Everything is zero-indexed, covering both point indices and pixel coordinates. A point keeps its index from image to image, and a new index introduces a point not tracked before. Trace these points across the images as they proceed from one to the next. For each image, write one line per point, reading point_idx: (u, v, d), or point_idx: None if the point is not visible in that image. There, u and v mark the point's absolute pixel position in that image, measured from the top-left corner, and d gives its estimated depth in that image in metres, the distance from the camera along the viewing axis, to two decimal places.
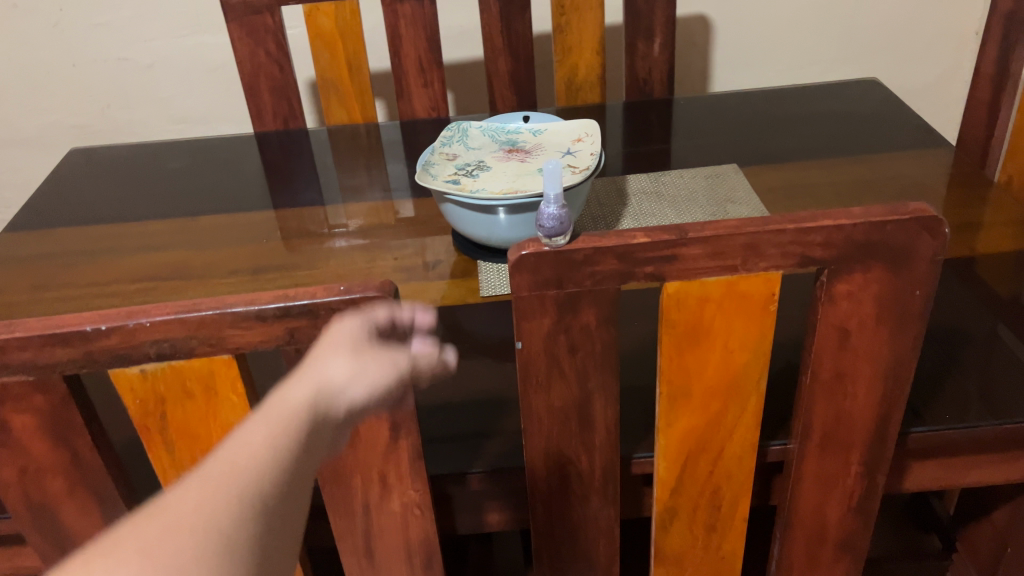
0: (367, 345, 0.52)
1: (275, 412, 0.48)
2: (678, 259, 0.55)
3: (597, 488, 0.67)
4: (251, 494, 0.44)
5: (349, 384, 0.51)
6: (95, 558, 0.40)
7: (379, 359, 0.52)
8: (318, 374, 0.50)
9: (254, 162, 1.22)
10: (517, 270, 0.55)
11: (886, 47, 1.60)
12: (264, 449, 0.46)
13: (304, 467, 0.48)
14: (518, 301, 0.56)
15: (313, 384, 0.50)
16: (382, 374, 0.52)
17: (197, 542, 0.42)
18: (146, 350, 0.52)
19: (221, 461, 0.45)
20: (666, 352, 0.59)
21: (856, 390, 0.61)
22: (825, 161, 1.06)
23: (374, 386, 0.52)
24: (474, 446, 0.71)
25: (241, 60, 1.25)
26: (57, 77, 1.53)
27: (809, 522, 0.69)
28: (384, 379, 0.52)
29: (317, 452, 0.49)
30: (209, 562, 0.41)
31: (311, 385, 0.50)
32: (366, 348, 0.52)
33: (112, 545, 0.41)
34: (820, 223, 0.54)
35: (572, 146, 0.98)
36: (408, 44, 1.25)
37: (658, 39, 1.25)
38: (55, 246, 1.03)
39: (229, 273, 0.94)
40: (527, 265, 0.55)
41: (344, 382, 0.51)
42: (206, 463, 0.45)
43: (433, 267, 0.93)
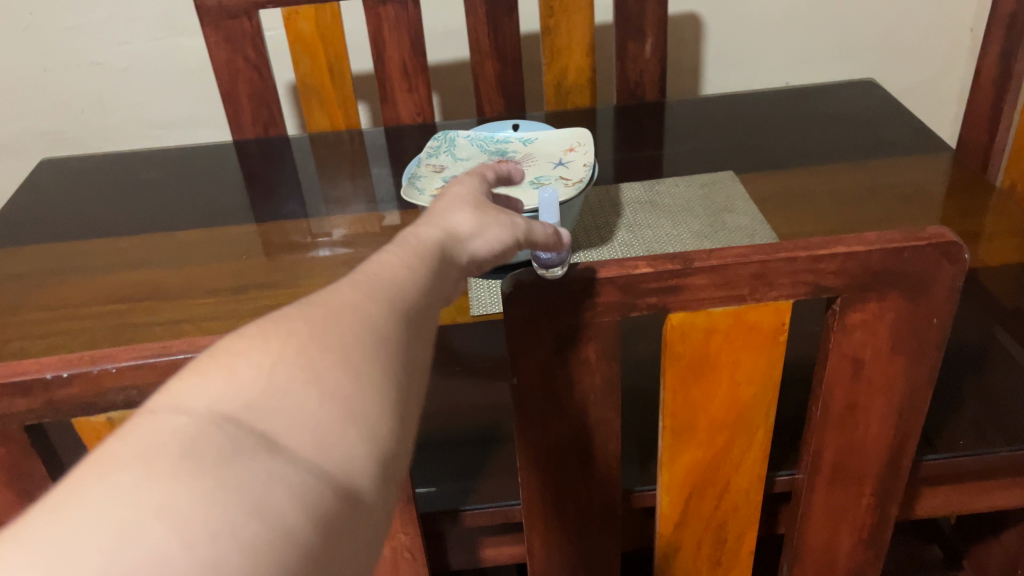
0: (488, 211, 0.53)
1: (410, 239, 0.48)
2: (683, 289, 0.51)
3: (596, 523, 0.64)
4: (402, 295, 0.42)
5: (473, 228, 0.51)
6: (267, 327, 0.38)
7: (501, 221, 0.53)
8: (445, 219, 0.51)
9: (233, 172, 1.18)
10: (512, 303, 0.51)
11: (879, 45, 1.57)
12: (405, 263, 0.45)
13: (440, 280, 0.46)
14: (513, 336, 0.53)
15: (441, 224, 0.50)
16: (504, 229, 0.52)
17: (354, 327, 0.38)
18: (113, 397, 0.48)
19: (368, 269, 0.43)
20: (670, 386, 0.55)
21: (869, 421, 0.58)
22: (824, 167, 1.03)
23: (498, 237, 0.52)
24: (467, 480, 0.68)
25: (219, 66, 1.20)
26: (28, 82, 1.48)
27: (818, 553, 0.67)
28: (505, 235, 0.52)
29: (449, 268, 0.48)
30: (368, 347, 0.38)
31: (440, 224, 0.50)
32: (487, 213, 0.53)
33: (281, 319, 0.38)
34: (833, 251, 0.51)
35: (565, 156, 0.94)
36: (391, 48, 1.21)
37: (650, 41, 1.22)
38: (25, 265, 0.99)
39: (207, 291, 0.90)
40: (522, 299, 0.51)
41: (470, 228, 0.51)
42: (355, 270, 0.43)
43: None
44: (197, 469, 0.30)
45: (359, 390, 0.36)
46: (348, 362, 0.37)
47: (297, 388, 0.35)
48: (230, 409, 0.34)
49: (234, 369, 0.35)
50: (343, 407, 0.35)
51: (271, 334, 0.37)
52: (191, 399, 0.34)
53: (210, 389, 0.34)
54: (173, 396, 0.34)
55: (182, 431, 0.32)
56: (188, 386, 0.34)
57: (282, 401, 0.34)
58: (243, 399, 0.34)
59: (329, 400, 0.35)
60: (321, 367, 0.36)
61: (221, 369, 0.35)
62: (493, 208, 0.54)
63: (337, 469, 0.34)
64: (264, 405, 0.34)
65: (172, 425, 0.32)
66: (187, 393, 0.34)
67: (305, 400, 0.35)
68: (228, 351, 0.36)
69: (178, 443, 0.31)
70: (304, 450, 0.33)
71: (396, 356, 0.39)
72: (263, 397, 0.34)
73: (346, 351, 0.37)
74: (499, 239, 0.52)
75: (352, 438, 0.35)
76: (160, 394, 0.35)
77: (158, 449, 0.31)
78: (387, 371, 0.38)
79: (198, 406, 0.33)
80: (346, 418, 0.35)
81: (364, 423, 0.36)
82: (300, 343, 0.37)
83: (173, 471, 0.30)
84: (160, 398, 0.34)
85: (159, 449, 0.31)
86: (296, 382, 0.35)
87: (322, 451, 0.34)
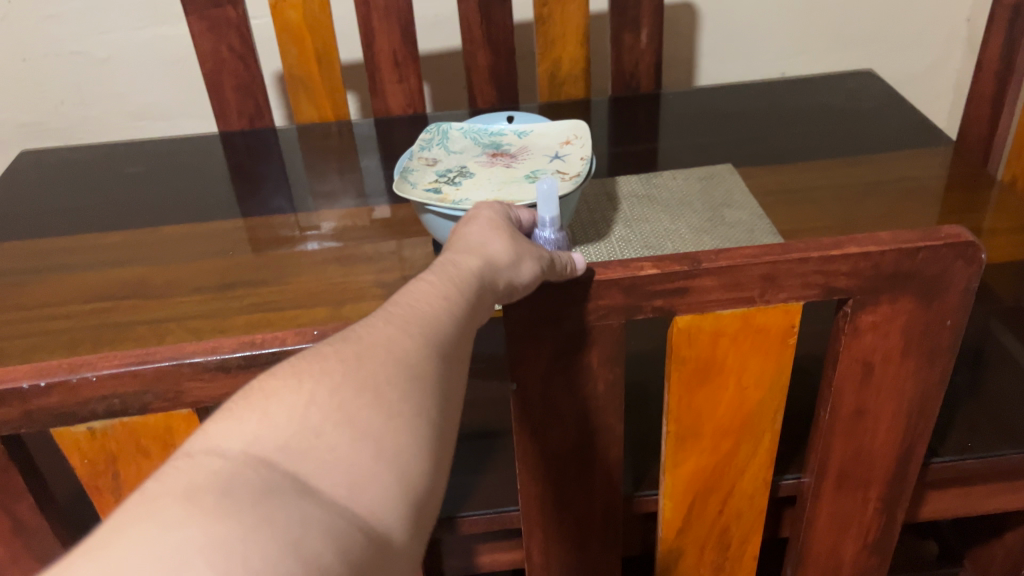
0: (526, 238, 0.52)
1: (450, 266, 0.47)
2: (690, 291, 0.49)
3: (597, 531, 0.62)
4: (439, 327, 0.42)
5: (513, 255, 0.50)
6: (301, 364, 0.39)
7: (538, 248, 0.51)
8: (485, 245, 0.49)
9: (218, 164, 1.15)
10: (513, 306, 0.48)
11: (875, 35, 1.55)
12: (445, 294, 0.44)
13: (476, 310, 0.46)
14: (512, 341, 0.51)
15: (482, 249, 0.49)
16: (541, 256, 0.51)
17: (385, 367, 0.39)
18: (93, 407, 0.46)
19: (403, 299, 0.43)
20: (674, 391, 0.53)
21: (878, 426, 0.57)
22: (824, 161, 1.02)
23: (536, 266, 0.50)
24: (463, 485, 0.66)
25: (203, 55, 1.17)
26: (5, 72, 1.44)
27: (823, 559, 0.65)
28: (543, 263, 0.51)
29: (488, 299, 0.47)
30: (401, 384, 0.39)
31: (480, 250, 0.49)
32: (524, 238, 0.52)
33: (315, 355, 0.39)
34: (846, 251, 0.49)
35: (560, 150, 0.92)
36: (381, 37, 1.18)
37: (645, 30, 1.20)
38: (4, 262, 0.96)
39: (193, 289, 0.88)
40: (522, 301, 0.49)
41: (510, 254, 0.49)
42: (390, 300, 0.44)
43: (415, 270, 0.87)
44: (237, 510, 0.31)
45: (390, 429, 0.37)
46: (381, 400, 0.38)
47: (330, 431, 0.36)
48: (265, 451, 0.35)
49: (269, 409, 0.36)
50: (374, 447, 0.36)
51: (307, 372, 0.38)
52: (227, 441, 0.35)
53: (246, 429, 0.35)
54: (210, 435, 0.35)
55: (220, 473, 0.33)
56: (225, 425, 0.35)
57: (316, 443, 0.35)
58: (278, 440, 0.35)
59: (360, 441, 0.36)
60: (354, 407, 0.37)
61: (259, 408, 0.36)
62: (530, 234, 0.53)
63: (366, 512, 0.35)
64: (297, 447, 0.35)
65: (210, 467, 0.33)
66: (223, 433, 0.35)
67: (338, 442, 0.36)
68: (263, 389, 0.37)
69: (217, 484, 0.32)
70: (336, 494, 0.34)
71: (429, 393, 0.39)
72: (298, 437, 0.35)
73: (380, 389, 0.38)
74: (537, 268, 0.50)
75: (384, 479, 0.36)
76: (196, 432, 0.36)
77: (200, 488, 0.32)
78: (419, 409, 0.39)
79: (235, 448, 0.34)
80: (376, 460, 0.36)
81: (394, 463, 0.37)
82: (334, 382, 0.38)
83: (213, 512, 0.31)
84: (197, 437, 0.35)
85: (199, 490, 0.32)
86: (329, 424, 0.36)
87: (353, 494, 0.35)
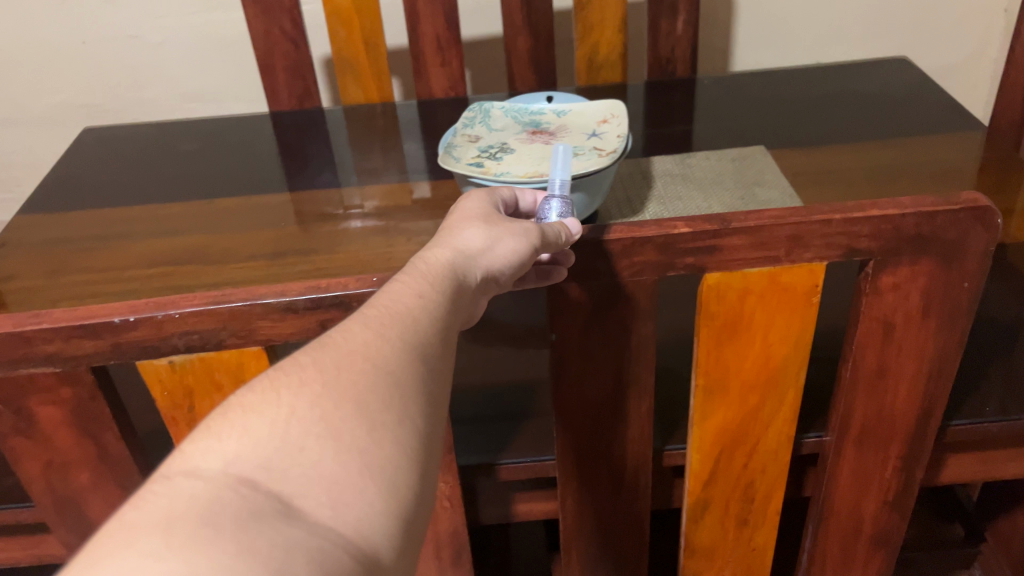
0: (502, 225, 0.52)
1: (421, 265, 0.48)
2: (720, 250, 0.53)
3: (627, 482, 0.65)
4: (415, 331, 0.43)
5: (484, 247, 0.50)
6: (279, 379, 0.40)
7: (515, 231, 0.51)
8: (454, 241, 0.50)
9: (268, 143, 1.20)
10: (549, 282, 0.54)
11: (912, 25, 1.56)
12: (418, 294, 0.45)
13: (455, 300, 0.48)
14: (554, 294, 0.55)
15: (450, 246, 0.50)
16: (517, 241, 0.51)
17: (368, 376, 0.40)
18: (175, 341, 0.51)
19: (380, 304, 0.45)
20: (704, 345, 0.57)
21: (898, 385, 0.60)
22: (855, 144, 1.04)
23: (510, 253, 0.51)
24: (502, 436, 0.72)
25: (256, 38, 1.22)
26: (67, 55, 1.51)
27: (844, 517, 0.68)
28: (521, 248, 0.51)
29: (457, 294, 0.48)
30: (382, 395, 0.40)
31: (449, 248, 0.50)
32: (499, 225, 0.52)
33: (293, 368, 0.40)
34: (868, 214, 0.52)
35: (598, 128, 0.96)
36: (426, 22, 1.23)
37: (682, 17, 1.23)
38: (70, 230, 1.02)
39: (246, 257, 0.93)
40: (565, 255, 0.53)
41: (479, 247, 0.50)
42: (366, 306, 0.45)
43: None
44: (217, 536, 0.32)
45: (374, 441, 0.38)
46: (362, 411, 0.39)
47: (313, 444, 0.37)
48: (244, 471, 0.36)
49: (248, 427, 0.37)
50: (358, 461, 0.37)
51: (285, 386, 0.39)
52: (206, 462, 0.36)
53: (225, 448, 0.36)
54: (188, 458, 0.36)
55: (199, 497, 0.34)
56: (204, 446, 0.37)
57: (298, 457, 0.37)
58: (258, 459, 0.36)
59: (344, 455, 0.37)
60: (334, 420, 0.38)
61: (236, 428, 0.37)
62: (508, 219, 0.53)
63: (352, 529, 0.36)
64: (278, 465, 0.36)
65: (190, 490, 0.34)
66: (202, 455, 0.36)
67: (319, 457, 0.37)
68: (241, 406, 0.38)
69: (196, 509, 0.33)
70: (320, 513, 0.35)
71: (411, 403, 0.41)
72: (278, 455, 0.36)
73: (360, 400, 0.39)
74: (512, 255, 0.51)
75: (369, 494, 0.37)
76: (175, 456, 0.37)
77: (179, 516, 0.33)
78: (401, 418, 0.40)
79: (214, 469, 0.35)
80: (361, 475, 0.37)
81: (380, 476, 0.38)
82: (312, 396, 0.39)
83: (193, 540, 0.32)
84: (176, 460, 0.36)
85: (179, 516, 0.33)
86: (310, 438, 0.37)
87: (337, 513, 0.36)
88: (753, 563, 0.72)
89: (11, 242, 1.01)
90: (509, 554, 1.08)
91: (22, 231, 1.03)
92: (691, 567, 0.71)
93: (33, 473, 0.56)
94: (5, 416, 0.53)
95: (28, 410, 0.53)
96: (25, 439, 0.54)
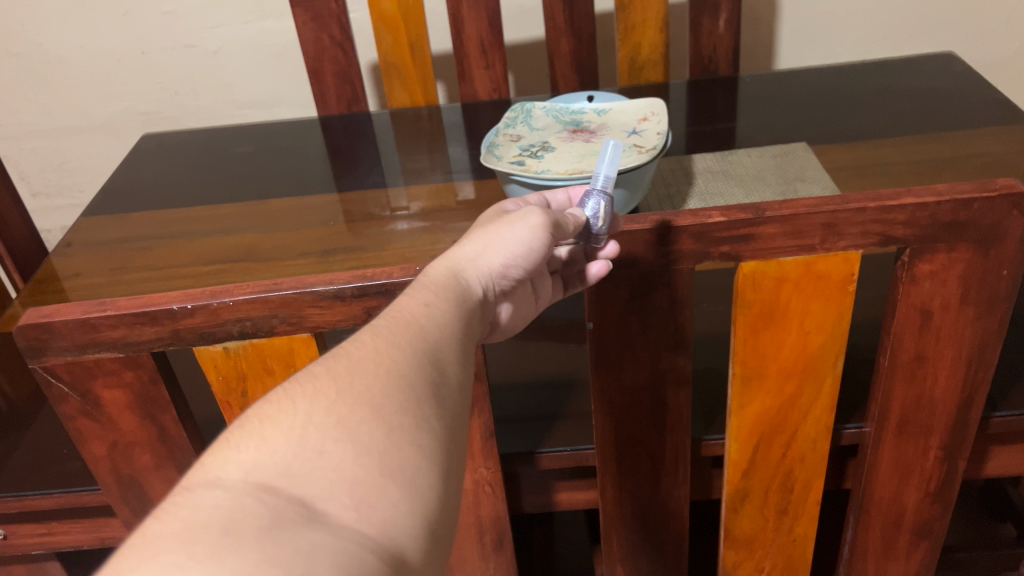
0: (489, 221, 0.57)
1: (425, 277, 0.52)
2: (755, 238, 0.54)
3: (667, 469, 0.66)
4: (423, 338, 0.46)
5: (484, 247, 0.55)
6: (294, 389, 0.42)
7: (511, 225, 0.56)
8: (451, 248, 0.55)
9: (318, 146, 1.24)
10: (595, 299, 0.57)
11: (962, 20, 1.54)
12: (424, 303, 0.49)
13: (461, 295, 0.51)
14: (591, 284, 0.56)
15: (452, 253, 0.55)
16: (516, 233, 0.55)
17: (381, 381, 0.42)
18: (230, 328, 0.54)
19: (389, 316, 0.47)
20: (741, 333, 0.58)
21: (937, 373, 0.60)
22: (900, 139, 1.03)
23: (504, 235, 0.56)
24: (544, 428, 0.74)
25: (306, 44, 1.26)
26: (127, 65, 1.57)
27: (886, 508, 0.68)
28: (522, 238, 0.55)
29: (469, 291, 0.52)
30: (397, 398, 0.42)
31: (448, 256, 0.55)
32: (493, 225, 0.57)
33: (307, 379, 0.42)
34: (903, 202, 0.52)
35: (638, 126, 0.97)
36: (470, 25, 1.25)
37: (724, 16, 1.23)
38: (130, 230, 1.07)
39: (296, 255, 0.96)
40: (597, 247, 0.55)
41: (478, 249, 0.55)
42: (376, 317, 0.47)
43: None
44: (240, 545, 0.34)
45: (392, 442, 0.40)
46: (378, 414, 0.41)
47: (331, 448, 0.39)
48: (264, 478, 0.37)
49: (266, 436, 0.39)
50: (377, 462, 0.39)
51: (301, 395, 0.41)
52: (226, 472, 0.38)
53: (244, 458, 0.38)
54: (208, 471, 0.38)
55: (221, 506, 0.36)
56: (224, 457, 0.38)
57: (317, 462, 0.38)
58: (277, 466, 0.38)
59: (362, 456, 0.39)
60: (350, 424, 0.40)
61: (254, 437, 0.39)
62: (503, 218, 0.57)
63: (377, 530, 0.37)
64: (298, 470, 0.38)
65: (212, 500, 0.36)
66: (222, 466, 0.38)
67: (338, 460, 0.39)
68: (258, 418, 0.40)
69: (219, 519, 0.35)
70: (344, 515, 0.37)
71: (425, 406, 0.43)
72: (297, 460, 0.38)
73: (374, 404, 0.41)
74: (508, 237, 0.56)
75: (391, 497, 0.39)
76: (196, 469, 0.39)
77: (201, 528, 0.34)
78: (418, 421, 0.42)
79: (234, 478, 0.37)
80: (381, 475, 0.39)
81: (400, 476, 0.39)
82: (327, 403, 0.41)
83: (215, 549, 0.33)
84: (196, 473, 0.38)
85: (202, 527, 0.34)
86: (328, 442, 0.39)
87: (361, 514, 0.37)
88: (794, 554, 0.72)
89: (75, 242, 1.06)
90: (552, 548, 1.09)
91: (85, 232, 1.08)
92: (730, 559, 0.72)
93: (98, 454, 0.60)
94: (72, 399, 0.56)
95: (94, 393, 0.56)
96: (91, 422, 0.58)
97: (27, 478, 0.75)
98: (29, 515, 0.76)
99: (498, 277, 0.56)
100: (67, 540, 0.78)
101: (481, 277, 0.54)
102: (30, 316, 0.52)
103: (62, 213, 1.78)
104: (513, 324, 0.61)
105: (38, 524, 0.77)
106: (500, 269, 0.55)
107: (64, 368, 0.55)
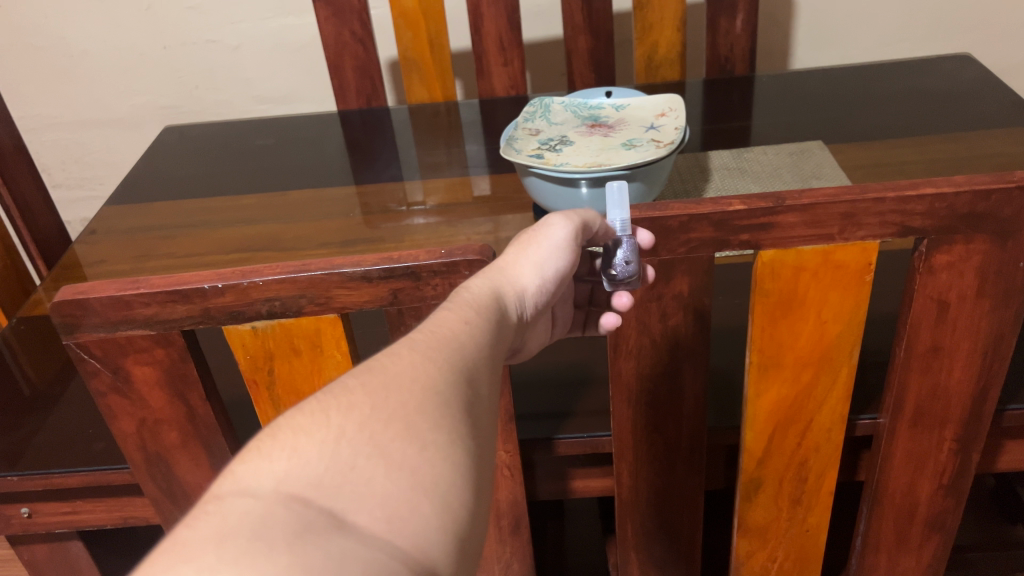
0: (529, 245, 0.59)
1: (463, 293, 0.53)
2: (775, 227, 0.55)
3: (683, 458, 0.67)
4: (459, 356, 0.48)
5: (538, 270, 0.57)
6: (330, 401, 0.43)
7: (550, 254, 0.58)
8: (497, 268, 0.56)
9: (337, 140, 1.25)
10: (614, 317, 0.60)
11: (980, 24, 1.54)
12: (465, 320, 0.50)
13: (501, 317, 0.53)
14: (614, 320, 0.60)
15: (506, 265, 0.57)
16: None
17: (415, 398, 0.44)
18: (259, 308, 0.55)
19: (427, 332, 0.49)
20: (758, 322, 0.59)
21: (953, 365, 0.61)
22: (916, 138, 1.04)
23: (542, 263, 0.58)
24: (560, 418, 0.75)
25: (327, 39, 1.28)
26: (148, 58, 1.59)
27: (898, 500, 0.69)
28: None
29: (513, 318, 0.54)
30: (431, 414, 0.43)
31: (493, 275, 0.55)
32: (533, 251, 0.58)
33: (342, 391, 0.43)
34: (921, 192, 0.53)
35: (655, 121, 0.99)
36: (489, 21, 1.27)
37: (741, 16, 1.24)
38: (152, 219, 1.08)
39: (316, 246, 0.97)
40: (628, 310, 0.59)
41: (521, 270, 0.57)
42: (415, 331, 0.49)
43: (502, 244, 0.93)
44: (271, 550, 0.35)
45: (424, 459, 0.41)
46: (410, 431, 0.42)
47: (363, 463, 0.40)
48: (296, 488, 0.38)
49: (298, 447, 0.40)
50: (409, 478, 0.40)
51: (336, 407, 0.42)
52: (257, 481, 0.39)
53: (277, 468, 0.39)
54: (239, 478, 0.39)
55: (252, 513, 0.37)
56: (255, 466, 0.39)
57: (349, 475, 0.39)
58: (308, 478, 0.39)
59: (395, 472, 0.40)
60: (383, 440, 0.41)
61: (287, 448, 0.40)
62: (543, 243, 0.59)
63: (408, 542, 0.38)
64: (330, 483, 0.39)
65: (244, 508, 0.37)
66: (254, 474, 0.39)
67: (370, 475, 0.40)
68: (290, 427, 0.41)
69: (249, 526, 0.36)
70: (374, 526, 0.38)
71: (457, 423, 0.44)
72: (330, 473, 0.39)
73: (407, 420, 0.42)
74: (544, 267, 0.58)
75: (422, 511, 0.40)
76: (225, 476, 0.39)
77: (232, 533, 0.36)
78: (452, 437, 0.43)
79: (265, 487, 0.38)
80: (412, 491, 0.40)
81: (432, 492, 0.40)
82: (360, 418, 0.42)
83: (246, 554, 0.35)
84: (227, 481, 0.39)
85: (232, 533, 0.36)
86: (360, 457, 0.40)
87: (392, 526, 0.38)
88: (807, 545, 0.73)
89: (99, 230, 1.07)
90: (562, 541, 1.10)
91: (108, 220, 1.09)
92: (743, 548, 0.73)
93: (127, 431, 0.61)
94: (104, 374, 0.58)
95: (125, 369, 0.57)
96: (121, 398, 0.59)
97: (53, 456, 0.77)
98: (53, 493, 0.78)
99: (534, 301, 0.57)
100: (92, 518, 0.80)
101: (520, 296, 0.56)
102: (66, 293, 0.54)
103: (83, 205, 1.81)
104: (534, 346, 0.65)
105: (63, 503, 0.79)
106: (542, 288, 0.58)
107: (97, 345, 0.56)
